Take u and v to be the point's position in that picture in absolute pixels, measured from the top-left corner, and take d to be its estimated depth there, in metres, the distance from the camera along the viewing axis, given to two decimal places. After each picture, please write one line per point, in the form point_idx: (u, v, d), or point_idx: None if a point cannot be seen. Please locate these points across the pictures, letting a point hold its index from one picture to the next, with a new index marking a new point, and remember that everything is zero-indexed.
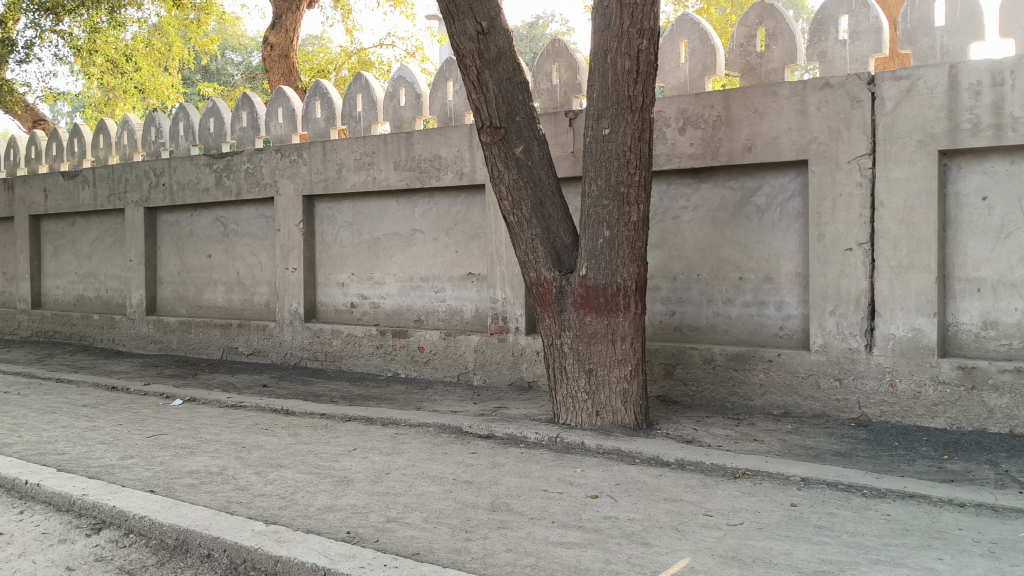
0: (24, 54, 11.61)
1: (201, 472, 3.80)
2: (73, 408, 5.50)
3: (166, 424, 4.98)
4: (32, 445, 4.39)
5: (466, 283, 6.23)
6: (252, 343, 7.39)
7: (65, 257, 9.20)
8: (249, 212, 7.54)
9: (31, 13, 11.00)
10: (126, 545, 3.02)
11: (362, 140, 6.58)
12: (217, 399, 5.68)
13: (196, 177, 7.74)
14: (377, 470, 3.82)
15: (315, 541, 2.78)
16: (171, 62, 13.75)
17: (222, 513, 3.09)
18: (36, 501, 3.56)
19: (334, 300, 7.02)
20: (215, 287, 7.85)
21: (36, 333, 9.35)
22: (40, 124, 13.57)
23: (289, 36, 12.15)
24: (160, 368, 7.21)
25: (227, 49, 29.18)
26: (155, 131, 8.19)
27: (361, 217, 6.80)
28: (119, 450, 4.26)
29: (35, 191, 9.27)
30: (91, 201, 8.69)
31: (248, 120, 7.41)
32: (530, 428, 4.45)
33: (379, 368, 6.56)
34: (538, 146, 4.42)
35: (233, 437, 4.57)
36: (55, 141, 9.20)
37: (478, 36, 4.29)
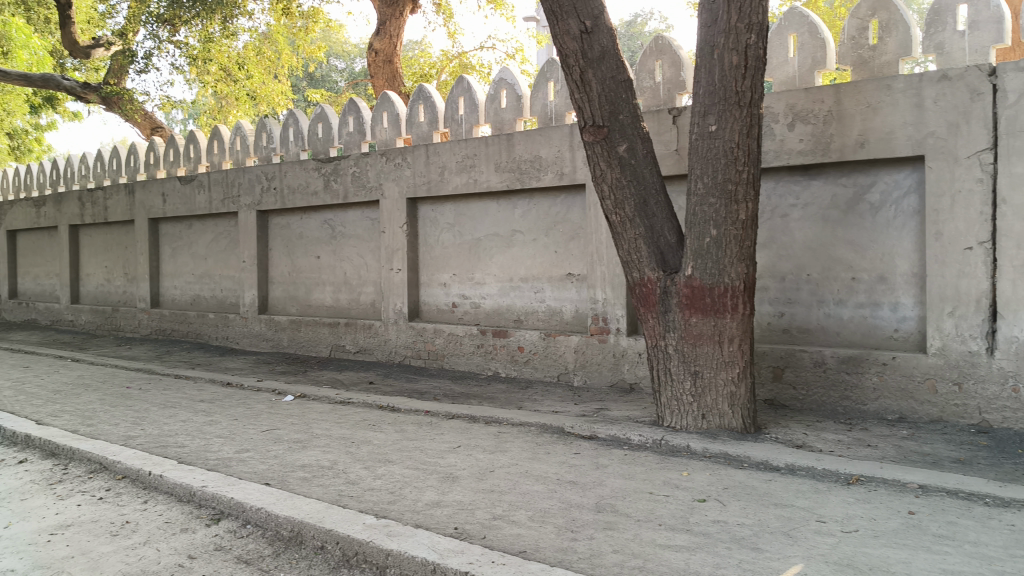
0: (143, 64, 12.15)
1: (313, 465, 3.90)
2: (191, 403, 5.73)
3: (279, 419, 5.13)
4: (155, 438, 4.59)
5: (566, 283, 6.21)
6: (358, 341, 7.55)
7: (182, 258, 9.60)
8: (356, 215, 7.71)
9: (151, 24, 11.31)
10: (243, 535, 3.13)
11: (464, 142, 6.64)
12: (325, 396, 5.82)
13: (305, 181, 7.96)
14: (482, 468, 3.85)
15: (425, 536, 2.81)
16: (280, 69, 14.23)
17: (334, 507, 3.17)
18: (159, 491, 3.72)
19: (436, 300, 7.11)
20: (323, 287, 8.05)
21: (156, 331, 9.79)
22: (158, 131, 14.22)
23: (392, 41, 12.38)
24: (271, 366, 7.44)
25: (331, 56, 30.00)
26: (267, 137, 8.47)
27: (463, 218, 6.87)
28: (235, 444, 4.41)
29: (155, 195, 9.70)
30: (207, 204, 9.03)
31: (354, 125, 7.57)
32: (633, 430, 4.41)
33: (480, 367, 6.61)
34: (642, 145, 4.37)
35: (342, 433, 4.68)
36: (172, 147, 9.59)
37: (582, 35, 4.28)
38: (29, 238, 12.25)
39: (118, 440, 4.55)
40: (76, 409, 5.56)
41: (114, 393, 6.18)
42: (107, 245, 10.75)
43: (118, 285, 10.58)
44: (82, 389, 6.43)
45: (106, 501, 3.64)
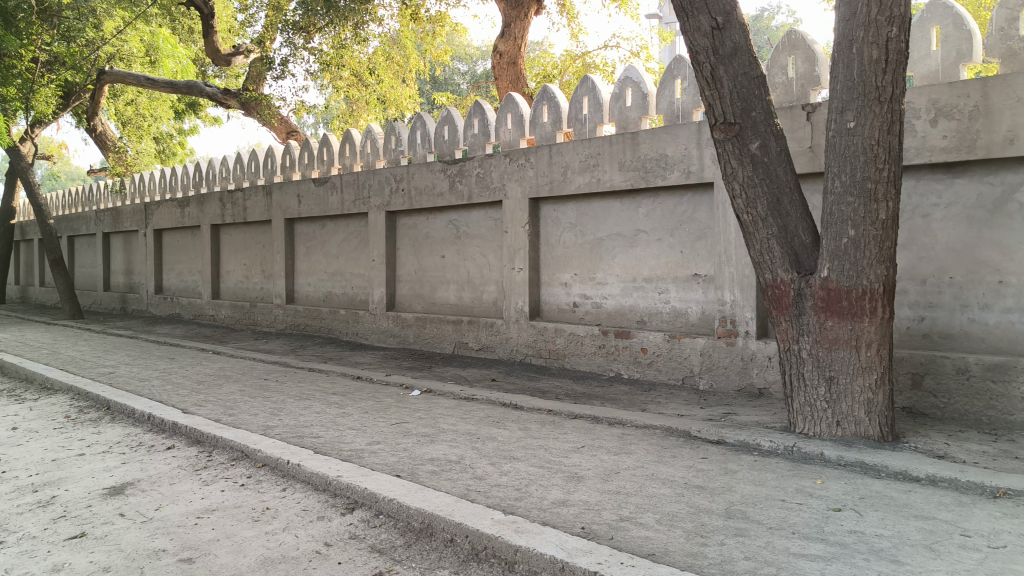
0: (280, 71, 12.65)
1: (440, 460, 3.97)
2: (324, 396, 5.94)
3: (407, 413, 5.25)
4: (292, 428, 4.77)
5: (692, 283, 6.11)
6: (481, 339, 7.65)
7: (315, 257, 9.95)
8: (480, 215, 7.80)
9: (287, 32, 11.72)
10: (376, 525, 3.22)
11: (588, 142, 6.63)
12: (451, 391, 5.92)
13: (431, 183, 8.12)
14: (608, 469, 3.83)
15: (553, 534, 2.82)
16: (408, 73, 14.58)
17: (463, 500, 3.23)
18: (296, 479, 3.87)
19: (558, 300, 7.12)
20: (448, 286, 8.19)
21: (290, 326, 10.18)
22: (292, 135, 14.78)
23: (517, 43, 12.48)
24: (397, 362, 7.62)
25: (455, 60, 30.55)
26: (395, 139, 8.67)
27: (586, 218, 6.86)
28: (367, 436, 4.54)
29: (290, 197, 10.09)
30: (338, 205, 9.33)
31: (478, 127, 7.67)
32: (763, 436, 4.31)
33: (602, 367, 6.59)
34: (775, 142, 4.26)
35: (468, 428, 4.75)
36: (307, 150, 9.95)
37: (713, 32, 4.20)
38: (174, 237, 12.95)
39: (258, 429, 4.76)
40: (219, 399, 5.85)
41: (253, 385, 6.48)
42: (245, 244, 11.24)
43: (255, 283, 11.07)
44: (223, 380, 6.77)
45: (248, 487, 3.82)
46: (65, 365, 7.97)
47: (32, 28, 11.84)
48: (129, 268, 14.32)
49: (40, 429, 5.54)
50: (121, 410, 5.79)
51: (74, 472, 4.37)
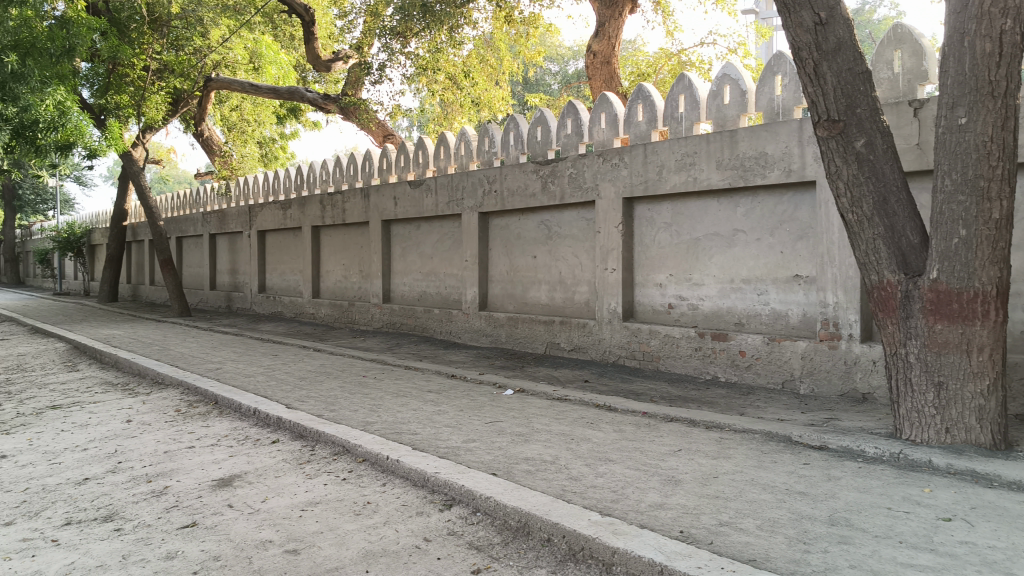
0: (378, 76, 12.88)
1: (536, 459, 3.99)
2: (420, 393, 6.03)
3: (501, 412, 5.29)
4: (391, 425, 4.86)
5: (792, 285, 5.98)
6: (573, 340, 7.64)
7: (411, 257, 10.11)
8: (572, 215, 7.79)
9: (385, 38, 11.90)
10: (474, 522, 3.25)
11: (684, 141, 6.55)
12: (544, 392, 5.93)
13: (524, 184, 8.15)
14: (706, 472, 3.78)
15: (651, 537, 2.81)
16: (501, 74, 14.70)
17: (560, 501, 3.23)
18: (395, 475, 3.95)
19: (652, 301, 7.06)
20: (540, 286, 8.21)
21: (386, 325, 10.38)
22: (389, 138, 15.10)
23: (611, 43, 12.42)
24: (491, 361, 7.68)
25: (548, 60, 30.62)
26: (489, 141, 8.73)
27: (681, 218, 6.78)
28: (463, 434, 4.59)
29: (386, 199, 10.29)
30: (433, 207, 9.45)
31: (572, 127, 7.65)
32: (868, 442, 4.19)
33: (698, 370, 6.50)
34: (882, 139, 4.13)
35: (562, 429, 4.75)
36: (403, 153, 10.11)
37: (816, 27, 4.09)
38: (277, 238, 13.34)
39: (358, 425, 4.87)
40: (320, 395, 6.01)
41: (352, 381, 6.63)
42: (344, 245, 11.50)
43: (353, 282, 11.32)
44: (323, 376, 6.95)
45: (348, 481, 3.91)
46: (175, 360, 8.31)
47: (144, 37, 12.63)
48: (234, 268, 14.83)
49: (153, 422, 5.79)
50: (228, 404, 6.00)
51: (185, 464, 4.55)
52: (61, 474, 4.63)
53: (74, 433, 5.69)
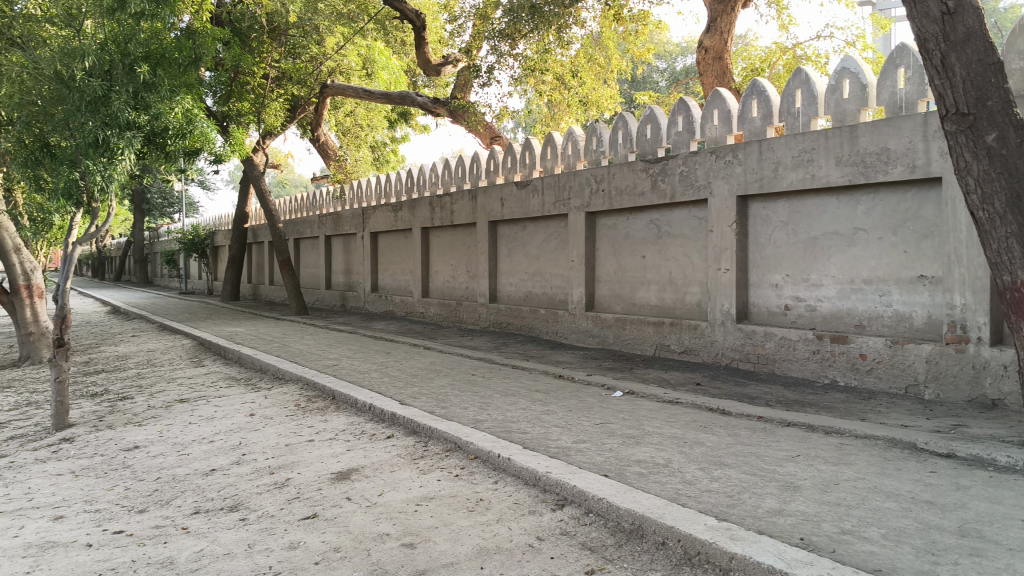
0: (486, 78, 13.01)
1: (648, 462, 3.96)
2: (529, 393, 6.06)
3: (611, 414, 5.26)
4: (501, 424, 4.91)
5: (916, 286, 5.75)
6: (684, 342, 7.54)
7: (518, 257, 10.17)
8: (683, 214, 7.68)
9: (494, 40, 12.01)
10: (587, 523, 3.25)
11: (801, 137, 6.39)
12: (654, 394, 5.87)
13: (633, 182, 8.09)
14: (826, 479, 3.68)
15: (770, 544, 2.74)
16: (609, 73, 14.65)
17: (674, 504, 3.19)
18: (507, 473, 3.98)
19: (768, 302, 6.90)
20: (649, 286, 8.13)
21: (493, 324, 10.48)
22: (497, 138, 15.24)
23: (723, 38, 12.21)
24: (599, 362, 7.66)
25: (656, 57, 30.32)
26: (596, 140, 8.68)
27: (798, 216, 6.61)
28: (573, 434, 4.59)
29: (494, 200, 10.38)
30: (540, 207, 9.49)
31: (683, 124, 7.55)
32: (1000, 450, 3.98)
33: (816, 374, 6.33)
34: (1015, 133, 3.90)
35: (674, 432, 4.70)
36: (510, 155, 10.16)
37: (943, 17, 3.91)
38: (388, 239, 13.63)
39: (469, 423, 4.93)
40: (432, 393, 6.11)
41: (462, 379, 6.72)
42: (453, 246, 11.66)
43: (461, 283, 11.46)
44: (434, 374, 7.06)
45: (461, 478, 3.97)
46: (293, 357, 8.60)
47: (264, 46, 12.98)
48: (347, 268, 15.23)
49: (275, 415, 6.00)
50: (344, 400, 6.17)
51: (305, 457, 4.71)
52: (189, 465, 4.86)
53: (201, 425, 5.96)
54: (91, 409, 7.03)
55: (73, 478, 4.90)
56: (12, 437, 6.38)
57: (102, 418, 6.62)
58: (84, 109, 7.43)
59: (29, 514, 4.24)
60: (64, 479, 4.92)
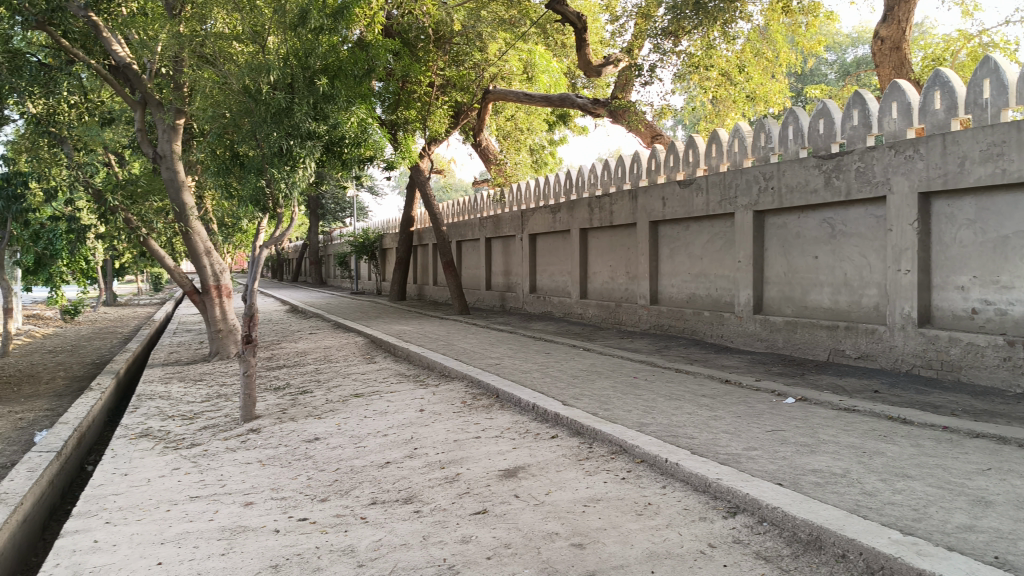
0: (648, 76, 12.91)
1: (825, 471, 3.82)
2: (695, 397, 5.97)
3: (783, 421, 5.11)
4: (669, 428, 4.87)
5: None
6: (860, 347, 7.22)
7: (680, 258, 10.03)
8: (859, 212, 7.36)
9: (657, 38, 11.91)
10: (761, 532, 3.17)
11: (989, 130, 6.00)
12: (828, 401, 5.67)
13: (805, 180, 7.83)
14: (1022, 495, 3.43)
15: (962, 561, 2.59)
16: (777, 67, 14.22)
17: (855, 516, 3.07)
18: (675, 478, 3.94)
19: (952, 305, 6.50)
20: (822, 288, 7.84)
21: (655, 327, 10.40)
22: (659, 137, 15.09)
23: (900, 27, 11.60)
24: (767, 367, 7.44)
25: (825, 51, 29.21)
26: (765, 136, 8.43)
27: (986, 214, 6.21)
28: (743, 441, 4.49)
29: (656, 200, 10.30)
30: (705, 206, 9.33)
31: (859, 118, 7.25)
32: None
33: (1006, 382, 5.91)
34: None
35: (851, 440, 4.52)
36: (673, 152, 10.03)
37: None
38: (547, 241, 13.74)
39: (635, 426, 4.91)
40: (595, 394, 6.14)
41: (625, 381, 6.70)
42: (613, 247, 11.63)
43: (621, 283, 11.41)
44: (596, 376, 7.08)
45: (629, 481, 3.96)
46: (458, 355, 8.83)
47: (430, 55, 13.45)
48: (507, 270, 15.46)
49: (442, 412, 6.19)
50: (508, 399, 6.28)
51: (474, 452, 4.83)
52: (366, 457, 5.08)
53: (375, 419, 6.22)
54: (274, 401, 7.48)
55: (260, 467, 5.22)
56: (205, 426, 6.88)
57: (285, 411, 7.02)
58: (270, 120, 7.98)
59: (223, 499, 4.56)
60: (253, 467, 5.26)
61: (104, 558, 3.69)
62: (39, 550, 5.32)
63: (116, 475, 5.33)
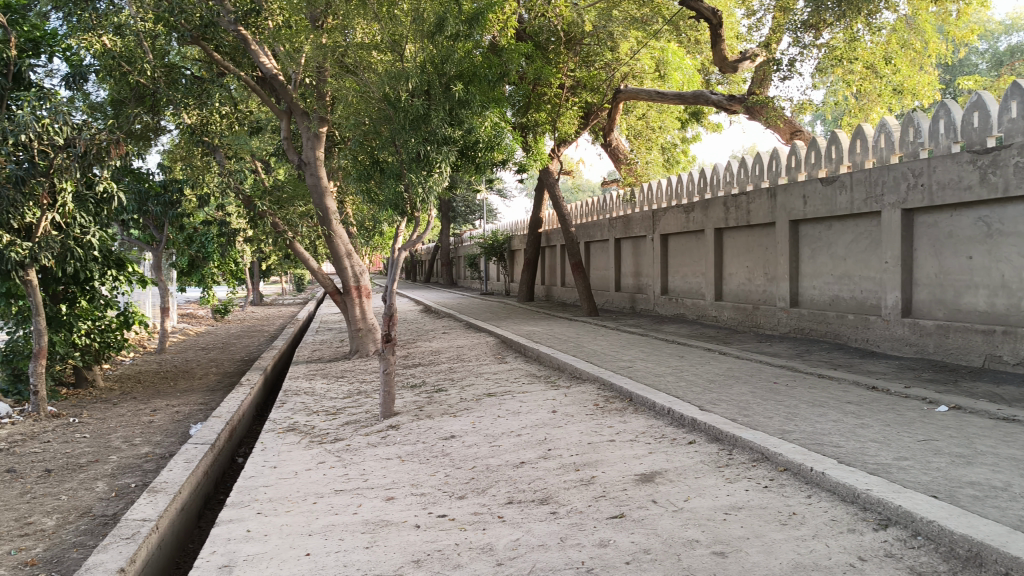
0: (788, 70, 12.56)
1: (983, 484, 3.62)
2: (839, 404, 5.77)
3: (936, 430, 4.87)
4: (811, 435, 4.72)
5: None
6: (1019, 352, 6.80)
7: (822, 259, 9.71)
8: (1017, 210, 6.94)
9: (798, 30, 11.58)
10: (915, 546, 3.04)
11: None
12: (985, 410, 5.36)
13: (958, 176, 7.44)
14: None
15: None
16: (926, 58, 13.58)
17: (1018, 532, 2.90)
18: (821, 488, 3.82)
19: None
20: (977, 290, 7.43)
21: (795, 330, 10.11)
22: (799, 134, 14.67)
23: None
24: (916, 373, 7.11)
25: (976, 41, 27.69)
26: (914, 131, 8.08)
27: None
28: (893, 450, 4.31)
29: (796, 199, 10.00)
30: (849, 204, 9.00)
31: (1017, 110, 6.84)
32: None
33: None
34: None
35: (1012, 453, 4.26)
36: (814, 149, 9.73)
37: None
38: (679, 241, 13.55)
39: (776, 433, 4.79)
40: (733, 399, 6.01)
41: (764, 386, 6.54)
42: (749, 247, 11.37)
43: (758, 285, 11.13)
44: (734, 380, 6.93)
45: (771, 489, 3.86)
46: (590, 357, 8.83)
47: (561, 56, 13.52)
48: (638, 271, 15.33)
49: (576, 413, 6.20)
50: (643, 402, 6.22)
51: (610, 456, 4.82)
52: (502, 456, 5.15)
53: (510, 419, 6.30)
54: (411, 399, 7.68)
55: (400, 463, 5.38)
56: (347, 422, 7.13)
57: (421, 408, 7.20)
58: (408, 127, 8.23)
59: (365, 493, 4.71)
60: (393, 462, 5.42)
61: (257, 547, 3.88)
62: (195, 538, 5.64)
63: (266, 468, 5.59)
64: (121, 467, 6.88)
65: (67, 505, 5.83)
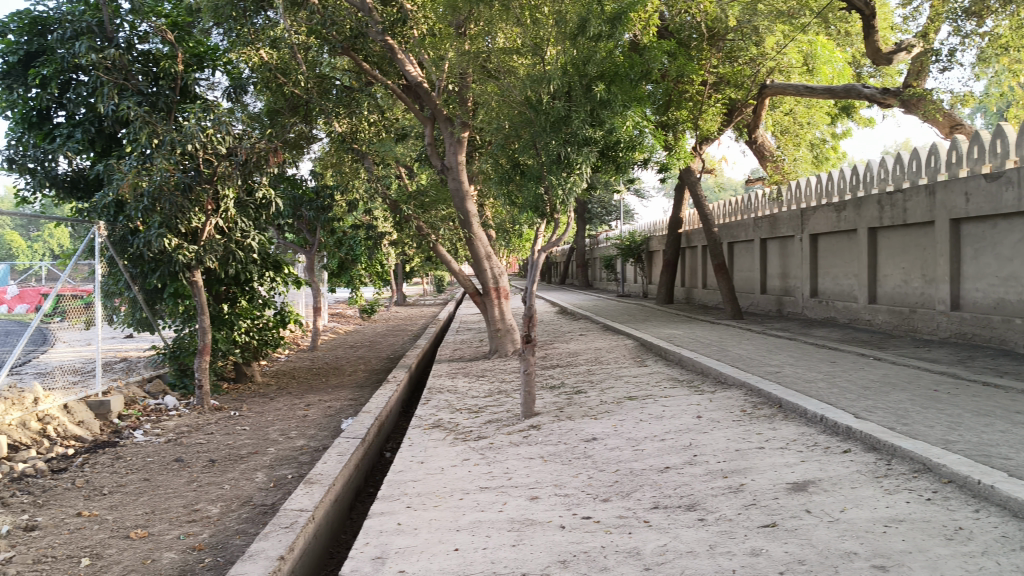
0: (947, 61, 11.94)
1: None
2: (1007, 414, 5.45)
3: None
4: (977, 446, 4.48)
5: None
6: None
7: (986, 259, 9.17)
8: None
9: (958, 18, 10.99)
10: None
11: None
12: None
13: None
14: None
15: None
16: None
17: None
18: (990, 502, 3.62)
19: None
20: None
21: (954, 335, 9.61)
22: (960, 127, 13.90)
23: None
24: None
25: None
26: None
27: None
28: None
29: (957, 196, 9.50)
30: (1016, 201, 8.47)
31: None
32: None
33: None
34: None
35: None
36: (977, 144, 9.21)
37: None
38: (829, 241, 13.09)
39: (938, 443, 4.57)
40: (889, 407, 5.77)
41: (923, 394, 6.24)
42: (905, 247, 10.86)
43: (915, 287, 10.62)
44: (890, 387, 6.64)
45: (935, 502, 3.70)
46: (734, 361, 8.66)
47: (703, 53, 13.36)
48: (784, 272, 14.90)
49: (722, 419, 6.10)
50: (793, 408, 6.06)
51: (758, 463, 4.72)
52: (646, 461, 5.13)
53: (652, 423, 6.26)
54: (552, 400, 7.74)
55: (543, 463, 5.44)
56: (490, 420, 7.26)
57: (563, 409, 7.25)
58: (550, 129, 8.30)
59: (510, 491, 4.80)
60: (536, 462, 5.49)
61: (408, 540, 4.01)
62: (347, 529, 5.88)
63: (414, 463, 5.77)
64: (278, 459, 7.25)
65: (230, 494, 6.19)
